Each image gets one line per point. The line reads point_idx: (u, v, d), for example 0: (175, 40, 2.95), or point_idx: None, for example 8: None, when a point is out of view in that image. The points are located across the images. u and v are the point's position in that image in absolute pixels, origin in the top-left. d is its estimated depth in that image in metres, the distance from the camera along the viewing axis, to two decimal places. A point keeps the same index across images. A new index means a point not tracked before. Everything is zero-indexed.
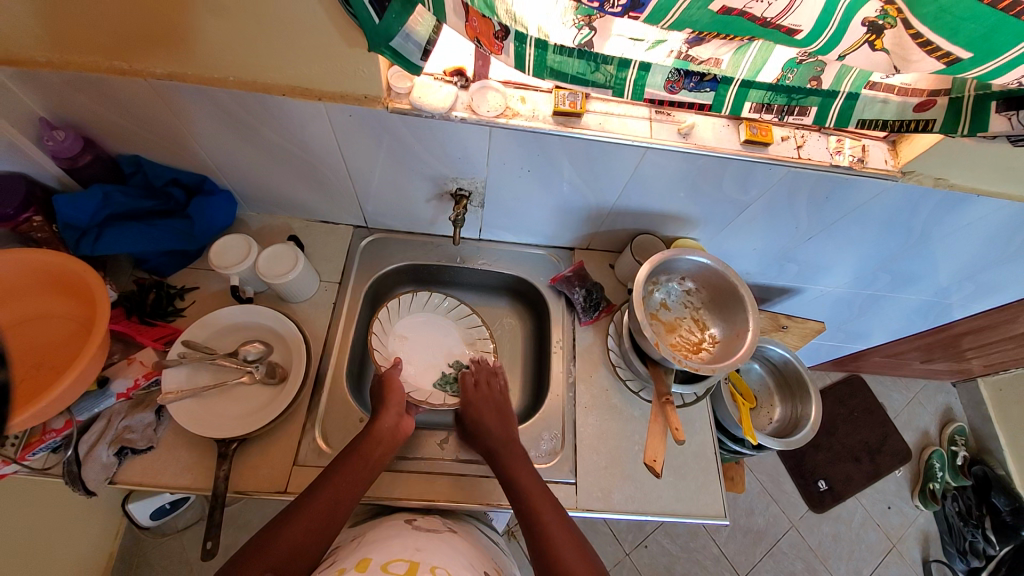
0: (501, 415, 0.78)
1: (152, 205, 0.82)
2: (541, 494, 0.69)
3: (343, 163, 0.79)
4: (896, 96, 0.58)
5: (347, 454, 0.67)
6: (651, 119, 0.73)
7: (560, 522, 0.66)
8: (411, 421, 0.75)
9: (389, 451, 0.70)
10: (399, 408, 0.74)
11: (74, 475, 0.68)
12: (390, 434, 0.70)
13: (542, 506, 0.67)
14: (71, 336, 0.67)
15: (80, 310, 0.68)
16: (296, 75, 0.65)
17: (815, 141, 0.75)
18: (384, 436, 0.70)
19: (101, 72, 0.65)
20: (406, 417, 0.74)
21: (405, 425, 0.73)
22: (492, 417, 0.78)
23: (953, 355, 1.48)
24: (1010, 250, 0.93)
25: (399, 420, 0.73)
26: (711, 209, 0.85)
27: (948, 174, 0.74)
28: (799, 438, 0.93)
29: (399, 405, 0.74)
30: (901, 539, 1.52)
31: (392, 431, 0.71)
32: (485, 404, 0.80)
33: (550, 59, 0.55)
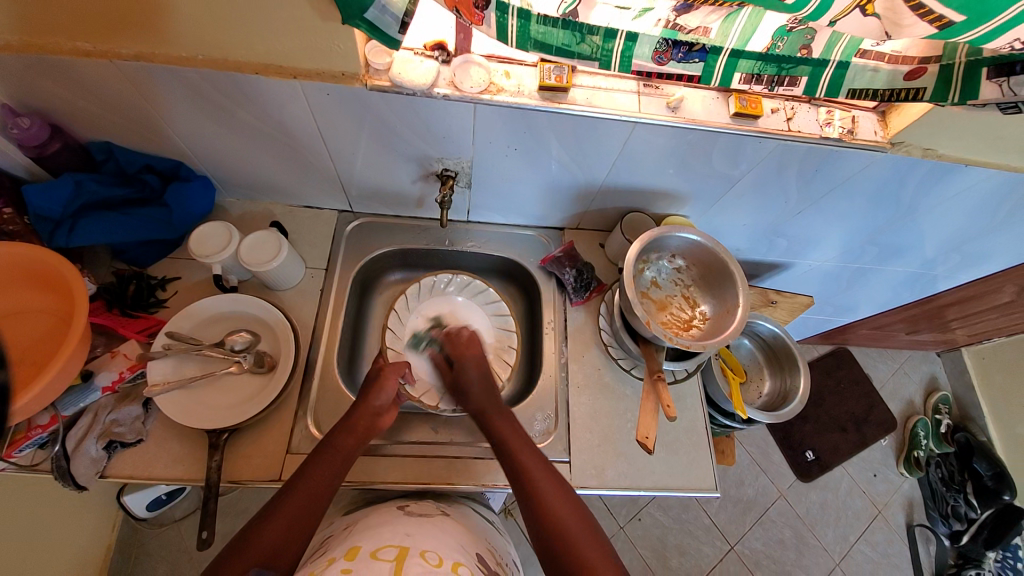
0: (482, 372, 0.77)
1: (125, 193, 0.79)
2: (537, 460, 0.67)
3: (324, 144, 0.77)
4: (887, 64, 0.57)
5: (322, 446, 0.67)
6: (639, 93, 0.71)
7: (557, 482, 0.65)
8: (392, 417, 0.75)
9: (361, 442, 0.69)
10: (377, 406, 0.73)
11: (63, 470, 0.67)
12: (366, 422, 0.70)
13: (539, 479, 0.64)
14: (44, 330, 0.64)
15: (54, 303, 0.65)
16: (268, 50, 0.62)
17: (806, 112, 0.73)
18: (361, 423, 0.70)
19: (64, 53, 0.61)
20: (385, 414, 0.73)
21: (383, 421, 0.73)
22: (477, 372, 0.78)
23: (939, 325, 1.50)
24: (996, 220, 0.93)
25: (376, 415, 0.72)
26: (701, 185, 0.84)
27: (938, 144, 0.74)
28: (788, 410, 0.94)
29: (375, 403, 0.73)
30: (886, 504, 1.57)
31: (368, 424, 0.71)
32: (470, 370, 0.78)
33: (534, 29, 0.53)
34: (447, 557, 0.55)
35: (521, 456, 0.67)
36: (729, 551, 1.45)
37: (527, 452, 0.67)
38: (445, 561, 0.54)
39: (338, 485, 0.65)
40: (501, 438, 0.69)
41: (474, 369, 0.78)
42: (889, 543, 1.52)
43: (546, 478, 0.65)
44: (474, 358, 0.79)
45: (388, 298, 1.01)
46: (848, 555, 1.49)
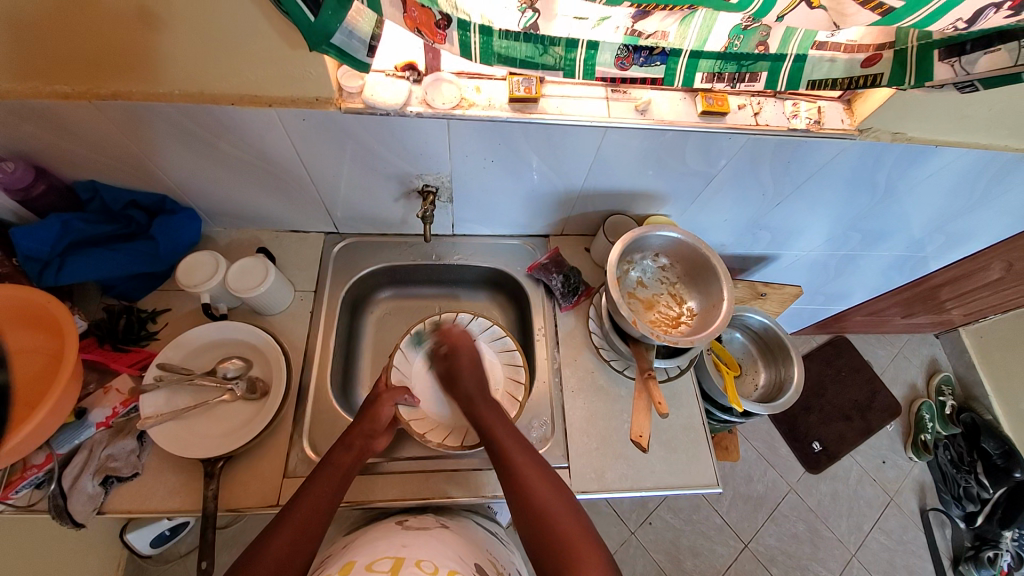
0: (473, 362, 0.79)
1: (112, 230, 0.81)
2: (524, 447, 0.70)
3: (305, 169, 0.78)
4: (843, 53, 0.59)
5: (321, 465, 0.68)
6: (608, 98, 0.73)
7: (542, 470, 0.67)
8: (385, 440, 0.74)
9: (358, 461, 0.70)
10: (370, 428, 0.73)
11: (59, 509, 0.66)
12: (360, 443, 0.71)
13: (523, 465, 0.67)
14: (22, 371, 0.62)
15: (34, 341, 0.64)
16: (243, 81, 0.63)
17: (772, 106, 0.75)
18: (355, 441, 0.71)
19: (44, 97, 0.63)
20: (380, 436, 0.73)
21: (376, 443, 0.73)
22: (472, 362, 0.79)
23: (933, 306, 1.51)
24: (974, 198, 0.95)
25: (371, 438, 0.72)
26: (679, 183, 0.85)
27: (905, 127, 0.75)
28: (784, 400, 0.94)
29: (371, 424, 0.73)
30: (898, 491, 1.56)
31: (363, 444, 0.71)
32: (462, 360, 0.79)
33: (496, 44, 0.55)
34: (443, 565, 0.55)
35: (524, 467, 0.67)
36: (742, 550, 1.43)
37: (525, 459, 0.68)
38: (441, 569, 0.54)
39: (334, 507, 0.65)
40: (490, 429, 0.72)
41: (466, 360, 0.79)
42: (903, 530, 1.50)
43: (531, 465, 0.67)
44: (466, 350, 0.80)
45: (379, 315, 1.02)
46: (864, 545, 1.47)
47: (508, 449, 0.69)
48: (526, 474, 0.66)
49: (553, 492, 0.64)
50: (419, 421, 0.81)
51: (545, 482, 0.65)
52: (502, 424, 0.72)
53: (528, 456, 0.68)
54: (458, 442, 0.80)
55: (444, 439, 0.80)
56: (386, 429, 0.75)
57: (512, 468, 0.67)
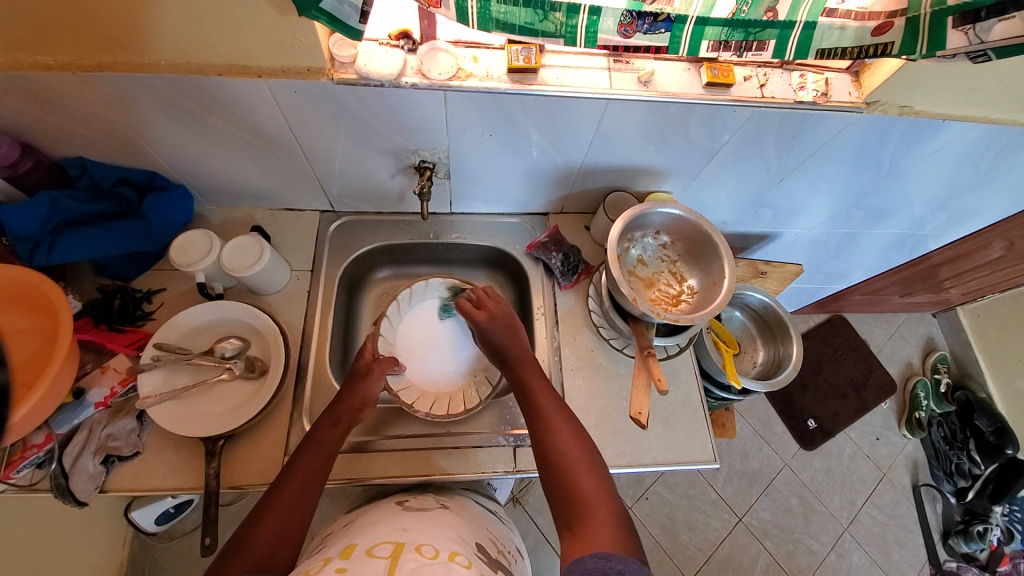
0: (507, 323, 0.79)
1: (102, 208, 0.79)
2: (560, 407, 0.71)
3: (298, 144, 0.76)
4: (853, 20, 0.56)
5: (307, 439, 0.68)
6: (610, 69, 0.70)
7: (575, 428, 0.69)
8: (371, 411, 0.75)
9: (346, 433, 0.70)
10: (356, 400, 0.72)
11: (62, 488, 0.67)
12: (347, 416, 0.71)
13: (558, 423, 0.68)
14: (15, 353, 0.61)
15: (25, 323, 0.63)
16: (232, 51, 0.61)
17: (778, 78, 0.73)
18: (343, 415, 0.71)
19: (25, 68, 0.61)
20: (367, 409, 0.73)
21: (364, 414, 0.73)
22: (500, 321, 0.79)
23: (932, 285, 1.51)
24: (979, 174, 0.93)
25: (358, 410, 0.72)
26: (682, 158, 0.84)
27: (913, 101, 0.73)
28: (782, 378, 0.94)
29: (352, 402, 0.72)
30: (890, 466, 1.59)
31: (350, 416, 0.71)
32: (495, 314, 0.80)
33: (494, 9, 0.53)
34: (443, 548, 0.55)
35: (557, 425, 0.68)
36: (737, 524, 1.46)
37: (561, 418, 0.69)
38: (442, 552, 0.54)
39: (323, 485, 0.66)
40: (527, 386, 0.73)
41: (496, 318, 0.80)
42: (894, 504, 1.54)
43: (564, 422, 0.69)
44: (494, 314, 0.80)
45: (377, 295, 1.01)
46: (856, 519, 1.50)
47: (546, 410, 0.70)
48: (558, 429, 0.68)
49: (582, 454, 0.66)
50: (406, 390, 0.84)
51: (576, 442, 0.67)
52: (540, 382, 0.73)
53: (564, 416, 0.69)
54: (444, 408, 0.84)
55: (432, 406, 0.84)
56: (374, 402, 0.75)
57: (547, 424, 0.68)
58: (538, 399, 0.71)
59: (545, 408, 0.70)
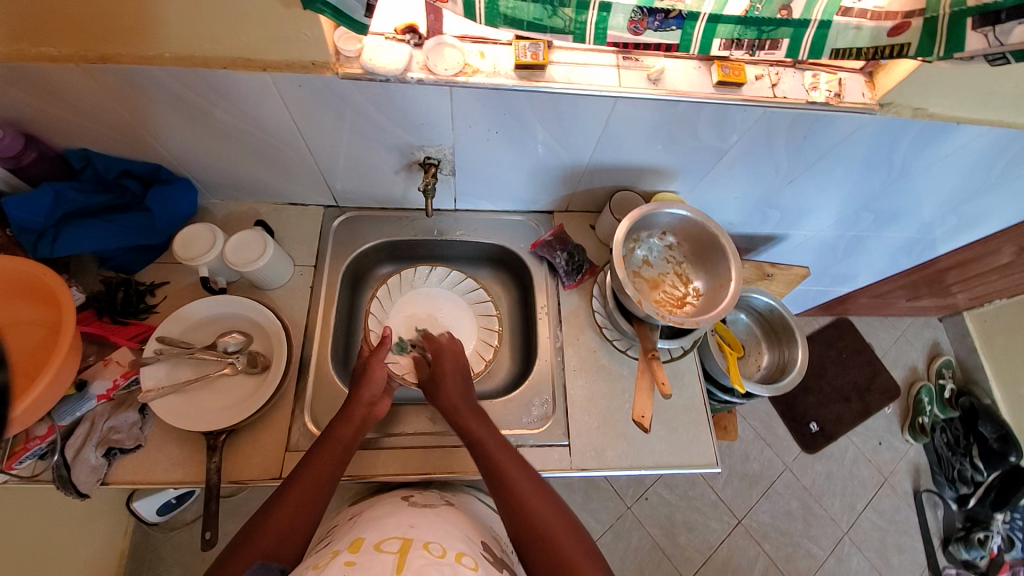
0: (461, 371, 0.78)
1: (106, 200, 0.78)
2: (511, 454, 0.67)
3: (302, 138, 0.75)
4: (869, 20, 0.55)
5: (322, 438, 0.68)
6: (619, 66, 0.69)
7: (529, 475, 0.65)
8: (386, 405, 0.75)
9: (360, 431, 0.70)
10: (370, 396, 0.73)
11: (64, 479, 0.68)
12: (361, 413, 0.71)
13: (510, 468, 0.65)
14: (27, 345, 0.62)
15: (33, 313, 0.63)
16: (237, 44, 0.60)
17: (790, 77, 0.72)
18: (356, 412, 0.71)
19: (30, 60, 0.60)
20: (380, 402, 0.73)
21: (378, 410, 0.73)
22: (455, 369, 0.78)
23: (940, 290, 1.49)
24: (992, 178, 0.92)
25: (371, 407, 0.72)
26: (690, 158, 0.82)
27: (927, 103, 0.72)
28: (787, 382, 0.94)
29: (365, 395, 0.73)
30: (893, 471, 1.58)
31: (365, 413, 0.71)
32: (446, 365, 0.78)
33: (502, 4, 0.52)
34: (451, 548, 0.55)
35: (509, 470, 0.65)
36: (736, 526, 1.46)
37: (512, 464, 0.66)
38: (449, 551, 0.54)
39: (337, 481, 0.66)
40: (471, 431, 0.70)
41: (451, 364, 0.79)
42: (896, 509, 1.53)
43: (515, 466, 0.66)
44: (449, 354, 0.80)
45: None
46: (856, 524, 1.50)
47: (498, 459, 0.66)
48: (511, 474, 0.65)
49: (546, 501, 0.63)
50: (410, 373, 0.82)
51: (534, 488, 0.64)
52: (483, 423, 0.71)
53: (519, 465, 0.66)
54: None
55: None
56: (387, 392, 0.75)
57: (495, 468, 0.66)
58: (486, 447, 0.68)
59: (502, 464, 0.65)
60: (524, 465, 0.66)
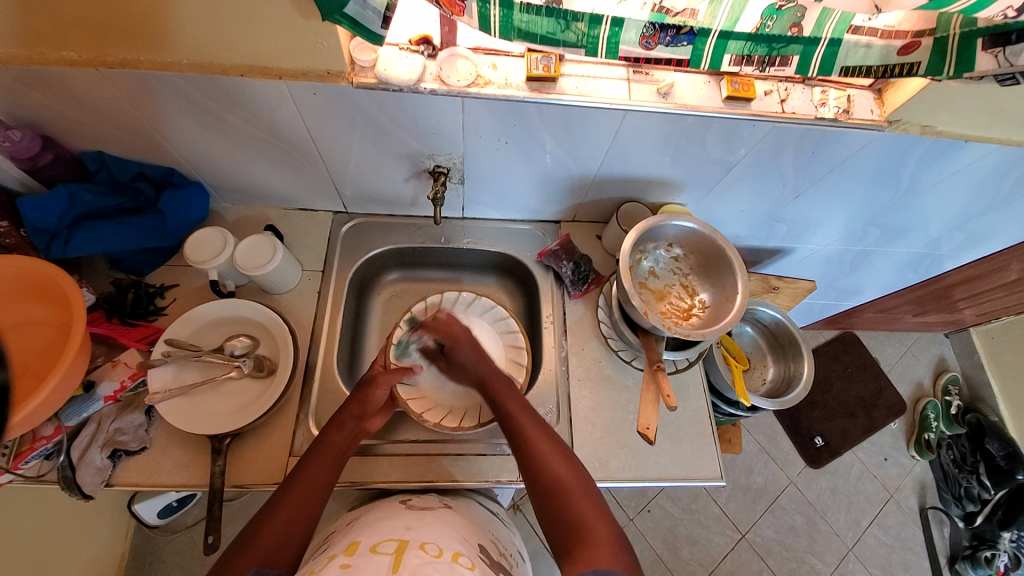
0: (474, 345, 0.74)
1: (120, 203, 0.79)
2: (538, 421, 0.69)
3: (314, 145, 0.76)
4: (879, 39, 0.56)
5: (314, 445, 0.68)
6: (629, 80, 0.70)
7: (557, 444, 0.67)
8: (379, 422, 0.75)
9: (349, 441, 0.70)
10: (362, 410, 0.72)
11: (69, 480, 0.68)
12: (352, 423, 0.71)
13: (538, 440, 0.67)
14: (39, 344, 0.63)
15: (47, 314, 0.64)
16: (254, 53, 0.61)
17: (799, 93, 0.72)
18: (347, 421, 0.71)
19: (50, 64, 0.61)
20: (370, 416, 0.73)
21: (368, 423, 0.73)
22: (471, 351, 0.74)
23: (947, 306, 1.48)
24: (1000, 196, 0.92)
25: (360, 422, 0.72)
26: (698, 171, 0.83)
27: (936, 121, 0.73)
28: (793, 396, 0.93)
29: (360, 406, 0.72)
30: (898, 488, 1.56)
31: (356, 425, 0.71)
32: (460, 351, 0.74)
33: (516, 18, 0.53)
34: (447, 548, 0.54)
35: (535, 439, 0.67)
36: (739, 540, 1.44)
37: (541, 436, 0.67)
38: (445, 551, 0.53)
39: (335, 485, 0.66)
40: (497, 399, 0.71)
41: (465, 352, 0.74)
42: (902, 527, 1.51)
43: (541, 435, 0.67)
44: (464, 334, 0.75)
45: (386, 297, 1.01)
46: (861, 540, 1.48)
47: (525, 431, 0.67)
48: (537, 443, 0.66)
49: (573, 473, 0.64)
50: (417, 400, 0.81)
51: (561, 459, 0.65)
52: (511, 392, 0.72)
53: (546, 437, 0.67)
54: (455, 424, 0.80)
55: (441, 419, 0.80)
56: (380, 410, 0.75)
57: (523, 438, 0.67)
58: (514, 415, 0.69)
59: (529, 434, 0.67)
60: (553, 437, 0.68)
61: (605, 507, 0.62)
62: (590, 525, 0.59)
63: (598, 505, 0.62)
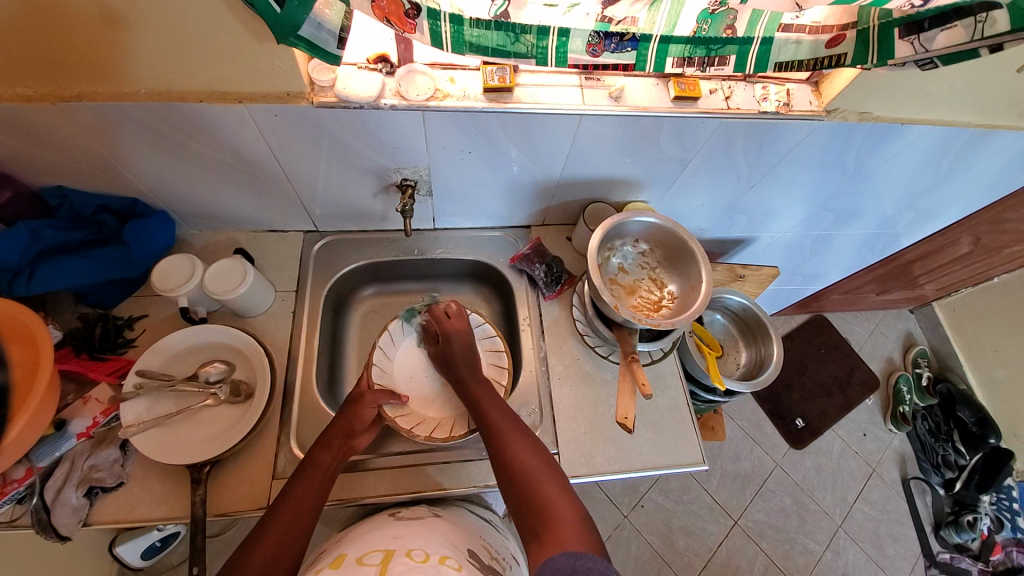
0: (466, 341, 0.81)
1: (83, 236, 0.78)
2: (508, 414, 0.72)
3: (279, 166, 0.77)
4: (807, 35, 0.60)
5: (302, 465, 0.68)
6: (582, 86, 0.73)
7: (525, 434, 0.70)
8: (368, 438, 0.74)
9: (339, 458, 0.70)
10: (350, 426, 0.72)
11: (44, 523, 0.66)
12: (341, 442, 0.71)
13: (507, 431, 0.69)
14: None
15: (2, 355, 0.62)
16: (210, 78, 0.62)
17: (743, 90, 0.77)
18: (334, 440, 0.71)
19: (4, 101, 0.61)
20: (359, 436, 0.73)
21: (357, 441, 0.73)
22: (464, 345, 0.81)
23: (906, 282, 1.56)
24: (940, 173, 0.98)
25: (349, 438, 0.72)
26: (656, 169, 0.86)
27: (871, 107, 0.77)
28: (766, 377, 0.97)
29: (349, 423, 0.73)
30: (879, 462, 1.61)
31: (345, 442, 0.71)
32: (457, 340, 0.81)
33: (467, 33, 0.55)
34: (434, 553, 0.55)
35: (505, 430, 0.70)
36: (732, 527, 1.47)
37: (510, 427, 0.70)
38: (432, 556, 0.54)
39: (322, 503, 0.66)
40: (473, 398, 0.75)
41: (459, 345, 0.81)
42: (885, 500, 1.56)
43: (510, 425, 0.70)
44: (459, 332, 0.82)
45: (364, 313, 1.01)
46: (848, 516, 1.52)
47: (501, 428, 0.70)
48: (505, 434, 0.69)
49: (540, 461, 0.66)
50: (405, 416, 0.81)
51: (529, 448, 0.68)
52: (489, 395, 0.75)
53: (514, 429, 0.70)
54: (446, 433, 0.80)
55: (432, 432, 0.80)
56: (369, 427, 0.75)
57: (494, 431, 0.70)
58: (488, 412, 0.72)
59: (498, 427, 0.70)
60: (521, 428, 0.70)
61: (572, 491, 0.64)
62: (557, 508, 0.61)
63: (569, 493, 0.63)
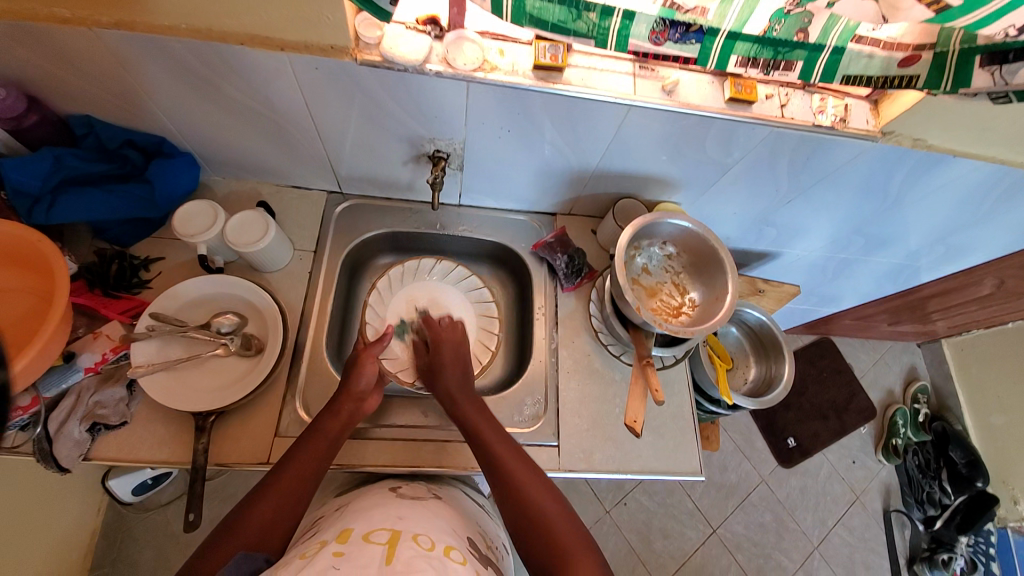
0: (456, 361, 0.79)
1: (106, 168, 0.76)
2: (509, 443, 0.69)
3: (312, 121, 0.75)
4: (882, 50, 0.57)
5: (309, 429, 0.68)
6: (634, 75, 0.70)
7: (529, 465, 0.67)
8: (376, 399, 0.75)
9: (348, 426, 0.70)
10: (359, 391, 0.72)
11: (45, 453, 0.66)
12: (349, 409, 0.70)
13: (510, 462, 0.67)
14: (25, 315, 0.60)
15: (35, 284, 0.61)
16: (253, 21, 0.60)
17: (799, 99, 0.73)
18: (345, 407, 0.70)
19: (40, 20, 0.59)
20: (368, 399, 0.73)
21: (366, 405, 0.73)
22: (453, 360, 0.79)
23: (920, 317, 1.54)
24: (979, 213, 0.95)
25: (359, 404, 0.72)
26: (696, 171, 0.84)
27: (926, 135, 0.75)
28: (772, 396, 0.96)
29: (354, 388, 0.72)
30: (864, 490, 1.62)
31: (352, 409, 0.71)
32: (444, 357, 0.79)
33: (529, 4, 0.53)
34: (439, 541, 0.55)
35: (509, 461, 0.67)
36: (711, 534, 1.49)
37: (513, 459, 0.67)
38: (438, 544, 0.54)
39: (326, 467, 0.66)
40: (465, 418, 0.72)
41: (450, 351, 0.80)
42: (866, 527, 1.57)
43: (512, 454, 0.68)
44: (445, 344, 0.80)
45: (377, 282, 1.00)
46: (827, 538, 1.53)
47: (512, 467, 0.66)
48: (510, 465, 0.66)
49: (548, 495, 0.64)
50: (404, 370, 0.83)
51: (533, 478, 0.65)
52: (479, 413, 0.72)
53: (519, 461, 0.67)
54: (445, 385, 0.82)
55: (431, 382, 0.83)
56: (373, 389, 0.75)
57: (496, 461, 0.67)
58: (489, 441, 0.69)
59: (501, 454, 0.67)
60: (525, 460, 0.67)
61: (582, 529, 0.62)
62: (568, 546, 0.59)
63: (576, 529, 0.61)
